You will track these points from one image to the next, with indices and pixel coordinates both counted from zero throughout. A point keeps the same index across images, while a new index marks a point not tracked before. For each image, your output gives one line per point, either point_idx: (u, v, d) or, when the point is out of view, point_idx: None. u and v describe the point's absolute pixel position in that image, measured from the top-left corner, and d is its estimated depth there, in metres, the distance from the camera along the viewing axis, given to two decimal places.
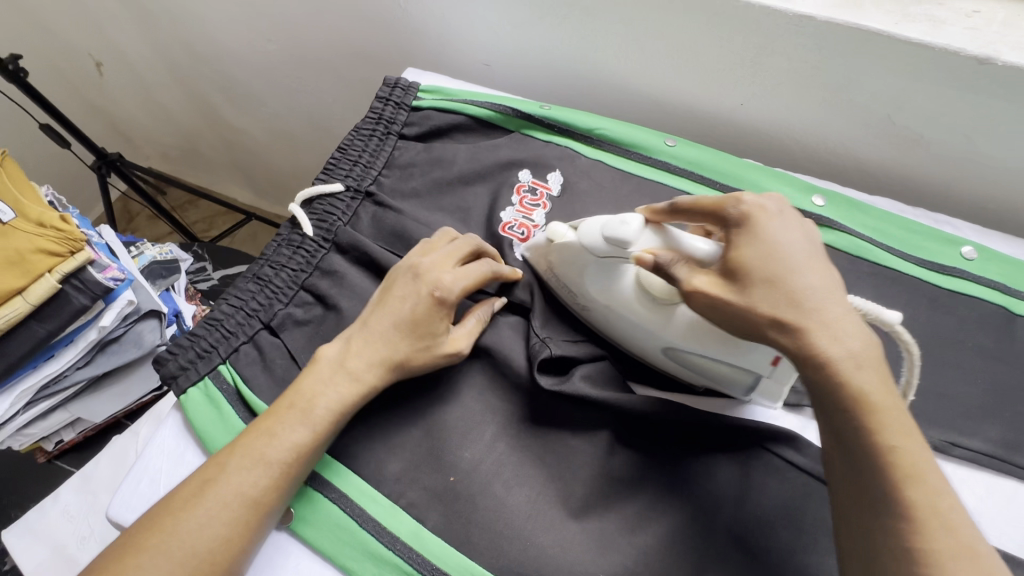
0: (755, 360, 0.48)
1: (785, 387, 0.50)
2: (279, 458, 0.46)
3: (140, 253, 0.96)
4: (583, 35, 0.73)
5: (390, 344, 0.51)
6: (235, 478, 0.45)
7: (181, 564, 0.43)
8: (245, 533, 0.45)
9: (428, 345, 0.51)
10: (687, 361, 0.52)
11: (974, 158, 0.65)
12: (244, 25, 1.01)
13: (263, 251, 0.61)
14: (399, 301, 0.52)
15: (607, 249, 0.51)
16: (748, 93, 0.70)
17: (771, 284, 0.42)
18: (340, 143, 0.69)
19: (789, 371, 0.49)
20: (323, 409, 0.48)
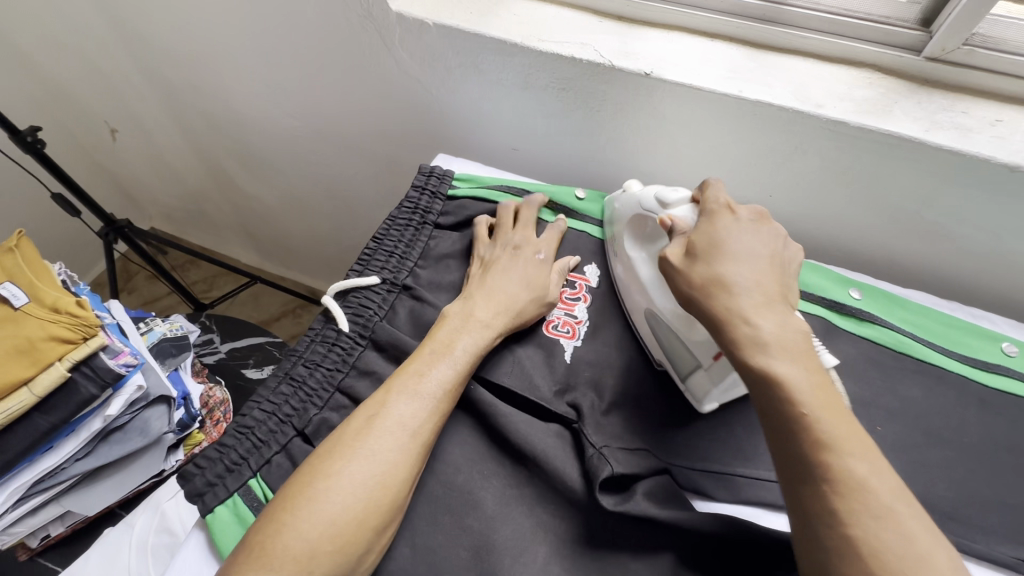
0: (709, 342, 0.52)
1: (716, 389, 0.53)
2: (433, 391, 0.51)
3: (148, 329, 0.94)
4: (615, 128, 0.75)
5: (505, 291, 0.60)
6: (399, 409, 0.50)
7: (359, 493, 0.45)
8: (411, 461, 0.48)
9: (536, 299, 0.61)
10: (661, 333, 0.58)
11: (1005, 254, 0.66)
12: (268, 102, 1.03)
13: (296, 348, 0.60)
14: (507, 268, 0.62)
15: (650, 210, 0.59)
16: (777, 186, 0.72)
17: (710, 266, 0.48)
18: (375, 232, 0.69)
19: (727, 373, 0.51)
20: (462, 350, 0.55)
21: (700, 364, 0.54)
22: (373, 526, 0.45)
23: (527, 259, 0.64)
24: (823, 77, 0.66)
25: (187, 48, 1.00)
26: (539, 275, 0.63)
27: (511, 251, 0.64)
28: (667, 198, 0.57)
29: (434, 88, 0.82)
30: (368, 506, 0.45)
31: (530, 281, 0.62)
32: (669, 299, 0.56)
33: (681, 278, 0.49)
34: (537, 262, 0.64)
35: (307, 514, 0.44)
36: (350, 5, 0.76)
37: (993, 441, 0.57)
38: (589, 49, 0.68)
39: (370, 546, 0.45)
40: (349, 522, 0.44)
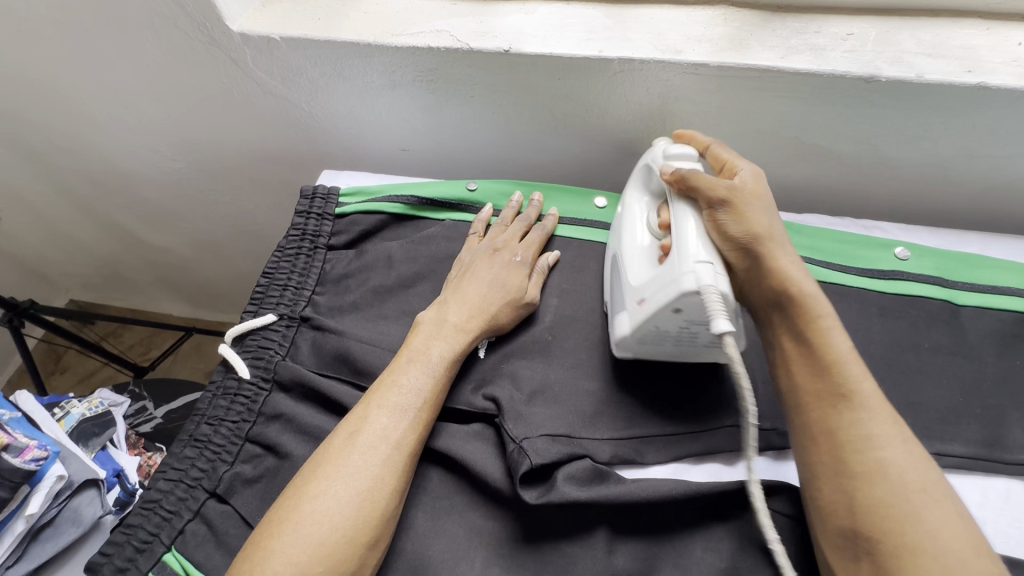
0: (635, 290, 0.53)
1: (630, 338, 0.53)
2: (411, 400, 0.51)
3: (65, 412, 0.88)
4: (493, 110, 0.72)
5: (481, 299, 0.58)
6: (379, 421, 0.49)
7: (343, 513, 0.45)
8: (400, 474, 0.48)
9: (512, 302, 0.59)
10: (614, 281, 0.58)
11: (883, 162, 0.67)
12: (144, 150, 0.97)
13: (197, 407, 0.57)
14: (486, 269, 0.61)
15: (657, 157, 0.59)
16: (663, 138, 0.71)
17: (762, 211, 0.51)
18: (265, 268, 0.65)
19: (638, 321, 0.51)
20: (439, 355, 0.54)
21: (625, 308, 0.54)
22: (364, 543, 0.45)
23: (498, 262, 0.62)
24: (679, 22, 0.65)
25: (40, 109, 0.93)
26: (519, 280, 0.61)
27: (488, 254, 0.63)
28: (670, 150, 0.58)
29: (306, 104, 0.79)
30: (353, 522, 0.45)
31: (504, 286, 0.60)
32: (636, 249, 0.58)
33: (730, 221, 0.50)
34: (513, 265, 0.62)
35: (290, 536, 0.44)
36: (191, 34, 0.72)
37: (897, 346, 0.59)
38: (445, 36, 0.66)
39: (364, 563, 0.45)
40: (339, 544, 0.44)
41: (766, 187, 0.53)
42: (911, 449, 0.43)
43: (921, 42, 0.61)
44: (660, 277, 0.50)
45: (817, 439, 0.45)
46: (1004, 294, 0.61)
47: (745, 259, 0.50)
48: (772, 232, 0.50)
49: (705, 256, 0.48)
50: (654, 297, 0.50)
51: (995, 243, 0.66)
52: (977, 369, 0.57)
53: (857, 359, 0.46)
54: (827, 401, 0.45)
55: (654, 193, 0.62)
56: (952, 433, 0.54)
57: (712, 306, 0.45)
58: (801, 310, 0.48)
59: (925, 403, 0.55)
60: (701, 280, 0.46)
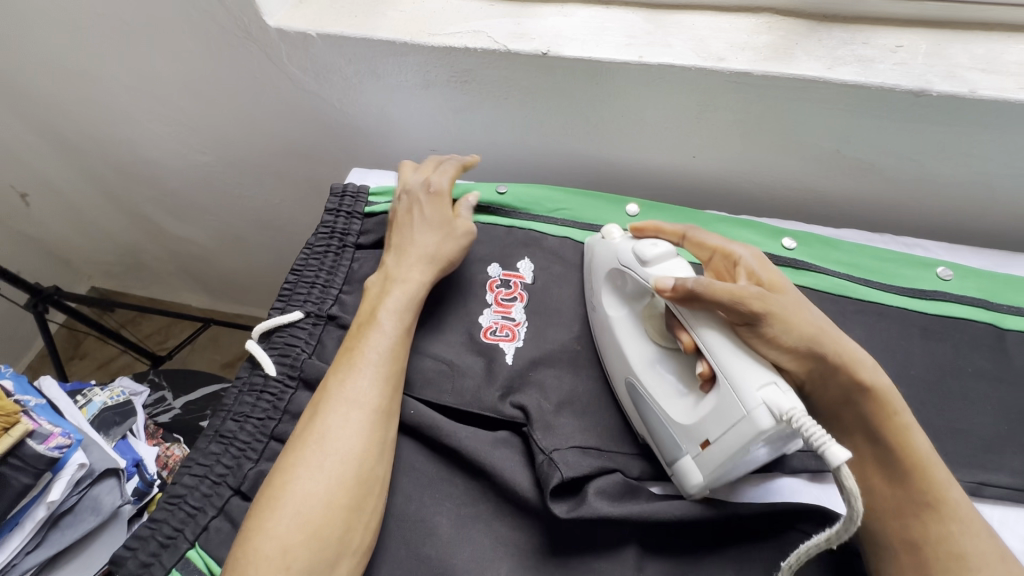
0: (689, 431, 0.46)
1: (700, 475, 0.46)
2: (373, 363, 0.51)
3: (88, 400, 0.89)
4: (527, 113, 0.72)
5: (423, 249, 0.60)
6: (341, 388, 0.50)
7: (322, 482, 0.46)
8: (368, 433, 0.48)
9: (454, 237, 0.61)
10: (639, 405, 0.51)
11: (927, 178, 0.66)
12: (174, 142, 0.97)
13: (223, 402, 0.56)
14: (417, 220, 0.62)
15: (630, 261, 0.53)
16: (699, 146, 0.70)
17: (799, 305, 0.48)
18: (293, 265, 0.65)
19: (711, 466, 0.45)
20: (385, 316, 0.55)
21: (686, 451, 0.47)
22: (348, 506, 0.45)
23: (425, 207, 0.62)
24: (722, 28, 0.64)
25: (74, 98, 0.94)
26: (445, 210, 0.63)
27: (404, 207, 0.63)
28: (645, 254, 0.51)
29: (338, 101, 0.78)
30: (330, 487, 0.46)
31: (442, 228, 0.61)
32: (663, 373, 0.51)
33: (780, 331, 0.45)
34: (443, 205, 0.62)
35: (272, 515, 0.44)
36: (226, 28, 0.72)
37: (938, 369, 0.57)
38: (482, 37, 0.65)
39: (350, 525, 0.45)
40: (323, 513, 0.45)
41: (776, 270, 0.51)
42: (1006, 565, 0.43)
43: (974, 56, 0.59)
44: (726, 416, 0.44)
45: (898, 557, 0.45)
46: None
47: (810, 366, 0.47)
48: (820, 326, 0.46)
49: (763, 376, 0.43)
50: (724, 440, 0.43)
51: None
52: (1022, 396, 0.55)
53: (938, 460, 0.46)
54: (910, 513, 0.45)
55: (631, 293, 0.56)
56: (996, 462, 0.52)
57: (813, 437, 0.38)
58: (876, 414, 0.46)
59: (968, 430, 0.54)
60: (777, 410, 0.41)
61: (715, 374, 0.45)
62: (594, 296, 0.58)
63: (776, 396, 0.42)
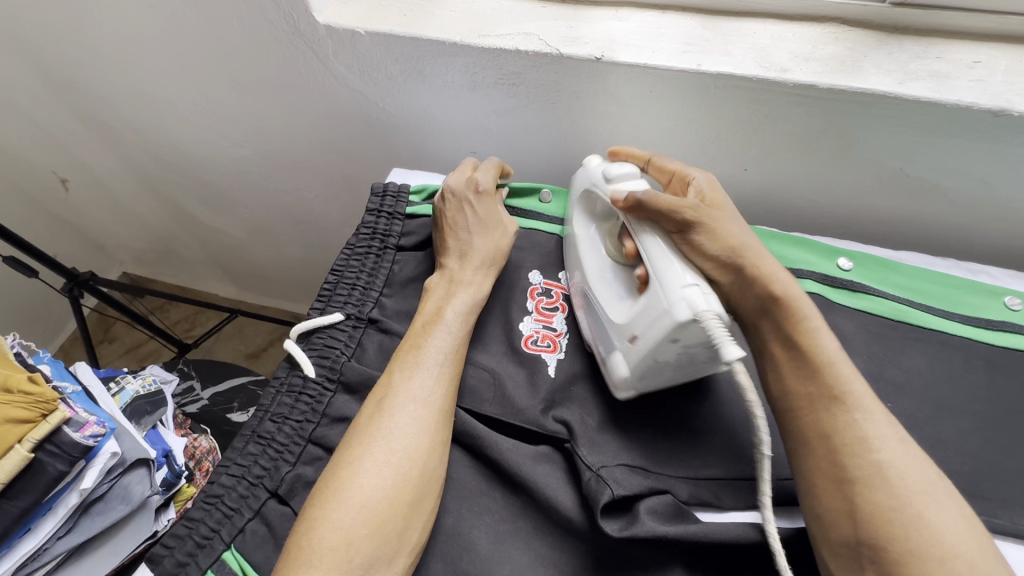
0: (623, 328, 0.50)
1: (628, 372, 0.50)
2: (437, 361, 0.52)
3: (120, 388, 0.89)
4: (573, 117, 0.70)
5: (478, 245, 0.60)
6: (407, 384, 0.50)
7: (384, 478, 0.46)
8: (434, 433, 0.49)
9: (502, 236, 0.63)
10: (592, 317, 0.56)
11: (996, 202, 0.62)
12: (214, 134, 0.98)
13: (260, 401, 0.56)
14: (468, 215, 0.62)
15: (596, 179, 0.58)
16: (752, 159, 0.67)
17: (731, 222, 0.52)
18: (333, 265, 0.64)
19: (634, 358, 0.49)
20: (452, 315, 0.55)
21: (618, 348, 0.51)
22: (409, 505, 0.46)
23: (475, 203, 0.63)
24: (785, 38, 0.61)
25: (119, 87, 0.95)
26: (493, 207, 0.64)
27: (458, 199, 0.63)
28: (611, 172, 0.56)
29: (381, 99, 0.78)
30: (396, 484, 0.46)
31: (490, 225, 0.62)
32: (609, 281, 0.56)
33: (704, 240, 0.50)
34: (490, 203, 0.63)
35: (341, 510, 0.44)
36: (276, 23, 0.72)
37: (1005, 405, 0.54)
38: (533, 39, 0.64)
39: (411, 523, 0.45)
40: (386, 509, 0.45)
41: (723, 193, 0.56)
42: (909, 448, 0.43)
43: None
44: (651, 309, 0.47)
45: (813, 450, 0.45)
46: None
47: (728, 276, 0.51)
48: (743, 242, 0.51)
49: (687, 278, 0.46)
50: (648, 333, 0.47)
51: None
52: None
53: (848, 365, 0.47)
54: (821, 407, 0.45)
55: (599, 215, 0.61)
56: None
57: (715, 335, 0.43)
58: (789, 319, 0.49)
59: None
60: (694, 307, 0.44)
61: (648, 274, 0.50)
62: (569, 222, 0.64)
63: (698, 295, 0.45)
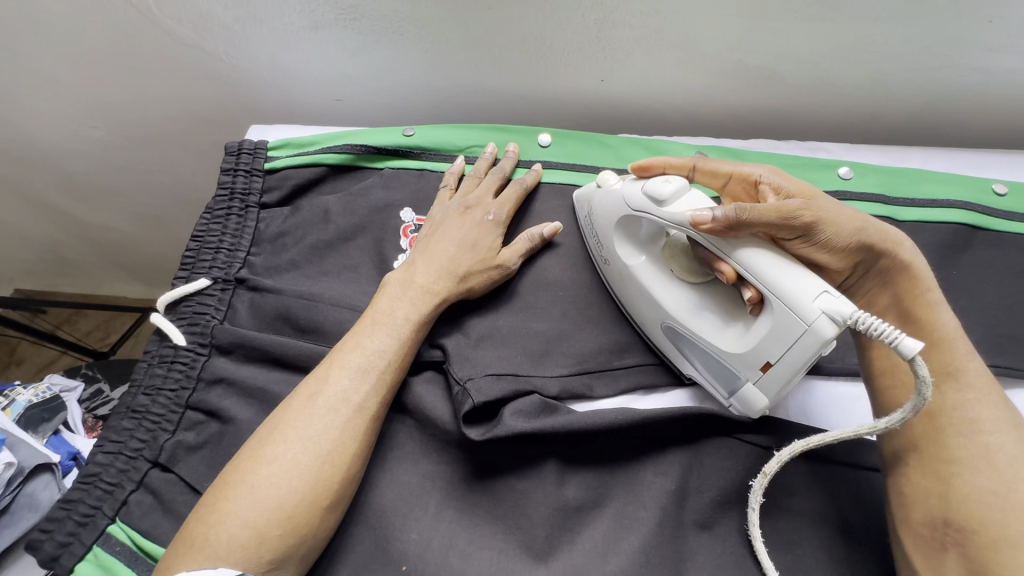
0: (744, 358, 0.46)
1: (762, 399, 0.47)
2: (375, 362, 0.49)
3: (11, 401, 0.84)
4: (426, 47, 0.68)
5: (453, 261, 0.54)
6: (340, 381, 0.47)
7: (299, 480, 0.43)
8: (356, 437, 0.46)
9: (484, 263, 0.55)
10: (712, 366, 0.49)
11: (826, 80, 0.67)
12: (60, 118, 0.90)
13: (133, 377, 0.54)
14: (456, 227, 0.57)
15: (642, 205, 0.50)
16: (605, 69, 0.68)
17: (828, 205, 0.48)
18: (194, 232, 0.62)
19: (777, 382, 0.45)
20: (404, 318, 0.51)
21: (745, 378, 0.47)
22: (322, 504, 0.44)
23: (468, 221, 0.58)
24: None
25: None
26: (491, 237, 0.57)
27: (459, 212, 0.59)
28: (662, 194, 0.48)
29: (226, 53, 0.73)
30: (313, 482, 0.44)
31: (475, 248, 0.56)
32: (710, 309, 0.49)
33: (830, 235, 0.45)
34: (485, 223, 0.58)
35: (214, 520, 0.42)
36: None
37: None
38: None
39: (321, 521, 0.44)
40: (293, 509, 0.43)
41: (804, 183, 0.49)
42: (1021, 432, 0.43)
43: None
44: (778, 332, 0.43)
45: (908, 435, 0.46)
46: (942, 207, 0.61)
47: (857, 259, 0.48)
48: (862, 219, 0.46)
49: (815, 286, 0.41)
50: (788, 357, 0.43)
51: (935, 157, 0.67)
52: None
53: (963, 337, 0.47)
54: (932, 385, 0.46)
55: (645, 238, 0.54)
56: None
57: (885, 332, 0.38)
58: (912, 291, 0.47)
59: None
60: (843, 315, 0.40)
61: (766, 297, 0.44)
62: (605, 251, 0.55)
63: (835, 305, 0.40)
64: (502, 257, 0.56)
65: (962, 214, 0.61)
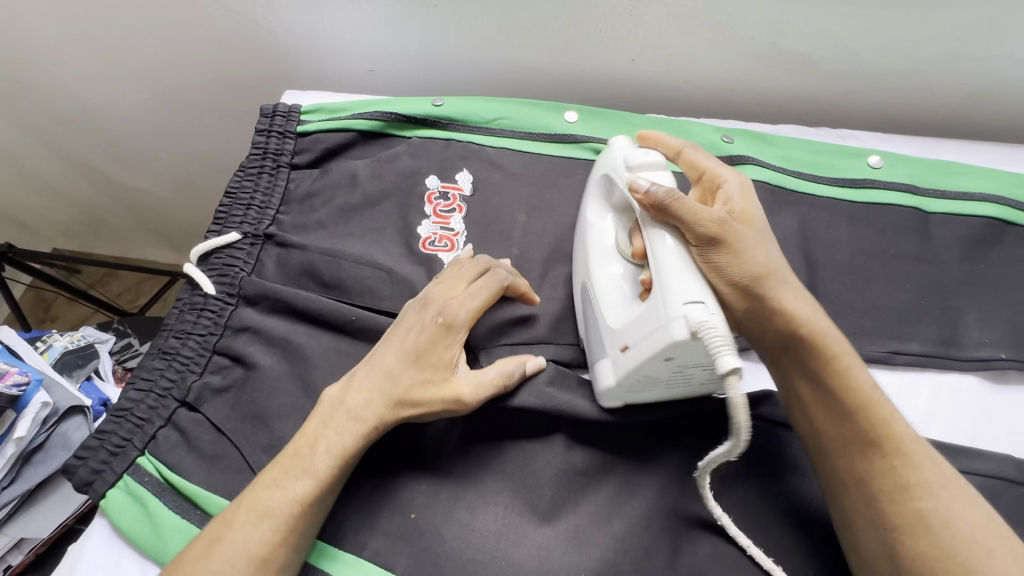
0: (616, 335, 0.46)
1: (615, 377, 0.46)
2: (440, 357, 0.47)
3: (48, 346, 0.89)
4: (459, 19, 0.69)
5: (388, 379, 0.46)
6: (407, 370, 0.46)
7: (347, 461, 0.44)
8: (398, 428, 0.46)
9: (429, 386, 0.46)
10: (591, 325, 0.50)
11: (862, 67, 0.65)
12: (103, 80, 0.93)
13: (165, 321, 0.57)
14: (402, 333, 0.48)
15: (618, 170, 0.51)
16: (636, 48, 0.68)
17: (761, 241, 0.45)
18: (227, 188, 0.64)
19: (625, 364, 0.45)
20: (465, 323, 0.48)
21: (609, 354, 0.47)
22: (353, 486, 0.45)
23: (422, 321, 0.48)
24: None
25: None
26: (441, 355, 0.47)
27: (413, 312, 0.49)
28: (634, 159, 0.49)
29: (265, 19, 0.75)
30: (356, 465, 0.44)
31: (421, 360, 0.46)
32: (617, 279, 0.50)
33: (726, 260, 0.43)
34: (434, 326, 0.47)
35: (206, 562, 0.40)
36: None
37: (863, 252, 0.59)
38: None
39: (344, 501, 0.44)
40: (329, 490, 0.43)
41: (750, 203, 0.48)
42: (956, 490, 0.40)
43: None
44: (642, 316, 0.43)
45: (845, 483, 0.43)
46: (974, 200, 0.60)
47: (749, 304, 0.44)
48: (772, 266, 0.44)
49: (694, 292, 0.41)
50: (640, 345, 0.43)
51: (970, 151, 0.65)
52: (940, 273, 0.57)
53: (881, 394, 0.43)
54: (858, 450, 0.42)
55: (617, 205, 0.53)
56: (910, 333, 0.55)
57: (713, 343, 0.38)
58: (821, 354, 0.43)
59: (887, 306, 0.56)
60: (692, 321, 0.39)
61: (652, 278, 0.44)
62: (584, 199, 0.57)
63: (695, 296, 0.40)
64: (452, 392, 0.46)
65: (995, 208, 0.59)
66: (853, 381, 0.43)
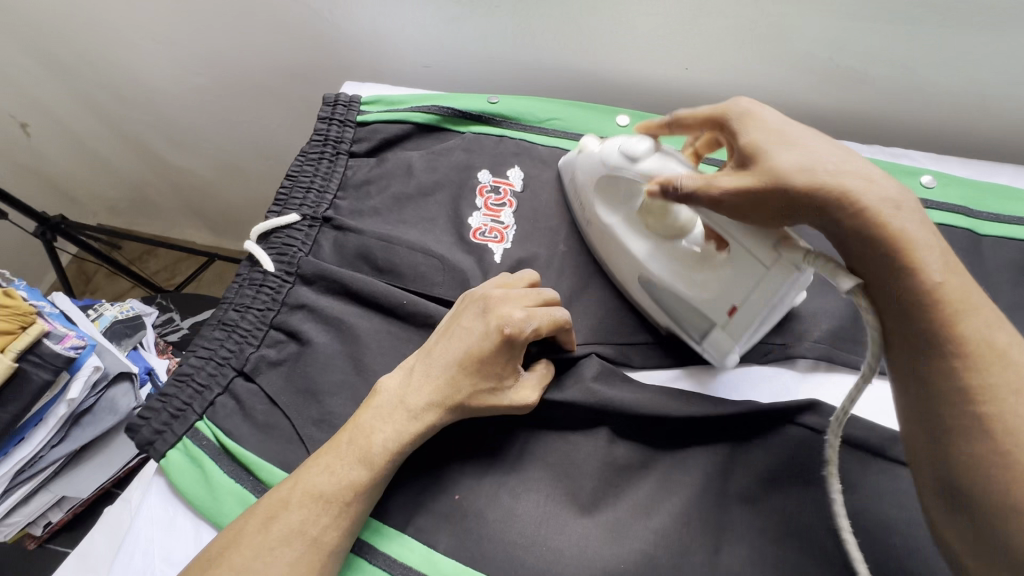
0: (714, 305, 0.50)
1: (739, 342, 0.51)
2: (501, 368, 0.48)
3: (99, 315, 0.93)
4: (519, 20, 0.71)
5: (455, 381, 0.47)
6: (466, 380, 0.47)
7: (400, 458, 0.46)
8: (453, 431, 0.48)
9: (492, 392, 0.48)
10: (664, 300, 0.54)
11: (919, 87, 0.66)
12: (168, 63, 0.97)
13: (225, 295, 0.59)
14: (467, 334, 0.49)
15: (616, 164, 0.52)
16: (690, 57, 0.69)
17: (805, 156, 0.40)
18: (288, 171, 0.66)
19: (745, 326, 0.50)
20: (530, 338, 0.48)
21: (714, 324, 0.52)
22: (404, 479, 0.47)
23: (487, 325, 0.48)
24: None
25: (66, 14, 0.92)
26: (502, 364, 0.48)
27: (479, 312, 0.49)
28: (634, 151, 0.50)
29: (330, 12, 0.78)
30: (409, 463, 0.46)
31: (486, 366, 0.48)
32: (674, 260, 0.53)
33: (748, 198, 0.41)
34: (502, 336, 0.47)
35: (263, 536, 0.42)
36: None
37: None
38: None
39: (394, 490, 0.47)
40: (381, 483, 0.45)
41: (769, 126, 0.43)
42: None
43: None
44: (738, 278, 0.48)
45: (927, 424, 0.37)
46: None
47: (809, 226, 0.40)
48: (825, 179, 0.39)
49: None
50: (751, 303, 0.48)
51: None
52: (991, 295, 0.57)
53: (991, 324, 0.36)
54: (943, 383, 0.36)
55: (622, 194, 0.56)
56: None
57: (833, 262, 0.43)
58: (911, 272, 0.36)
59: None
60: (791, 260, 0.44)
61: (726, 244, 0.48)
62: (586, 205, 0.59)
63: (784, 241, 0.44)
64: (514, 397, 0.49)
65: None
66: (922, 284, 0.36)
